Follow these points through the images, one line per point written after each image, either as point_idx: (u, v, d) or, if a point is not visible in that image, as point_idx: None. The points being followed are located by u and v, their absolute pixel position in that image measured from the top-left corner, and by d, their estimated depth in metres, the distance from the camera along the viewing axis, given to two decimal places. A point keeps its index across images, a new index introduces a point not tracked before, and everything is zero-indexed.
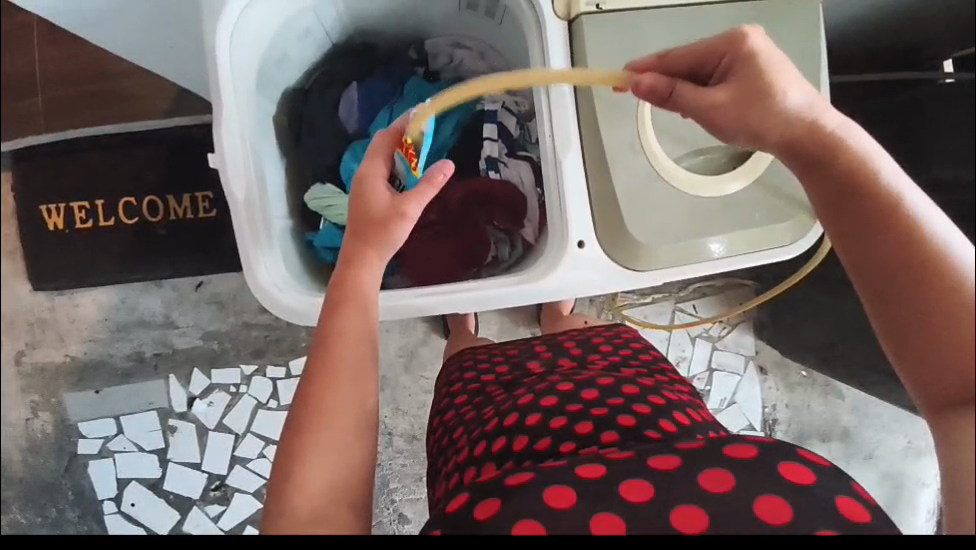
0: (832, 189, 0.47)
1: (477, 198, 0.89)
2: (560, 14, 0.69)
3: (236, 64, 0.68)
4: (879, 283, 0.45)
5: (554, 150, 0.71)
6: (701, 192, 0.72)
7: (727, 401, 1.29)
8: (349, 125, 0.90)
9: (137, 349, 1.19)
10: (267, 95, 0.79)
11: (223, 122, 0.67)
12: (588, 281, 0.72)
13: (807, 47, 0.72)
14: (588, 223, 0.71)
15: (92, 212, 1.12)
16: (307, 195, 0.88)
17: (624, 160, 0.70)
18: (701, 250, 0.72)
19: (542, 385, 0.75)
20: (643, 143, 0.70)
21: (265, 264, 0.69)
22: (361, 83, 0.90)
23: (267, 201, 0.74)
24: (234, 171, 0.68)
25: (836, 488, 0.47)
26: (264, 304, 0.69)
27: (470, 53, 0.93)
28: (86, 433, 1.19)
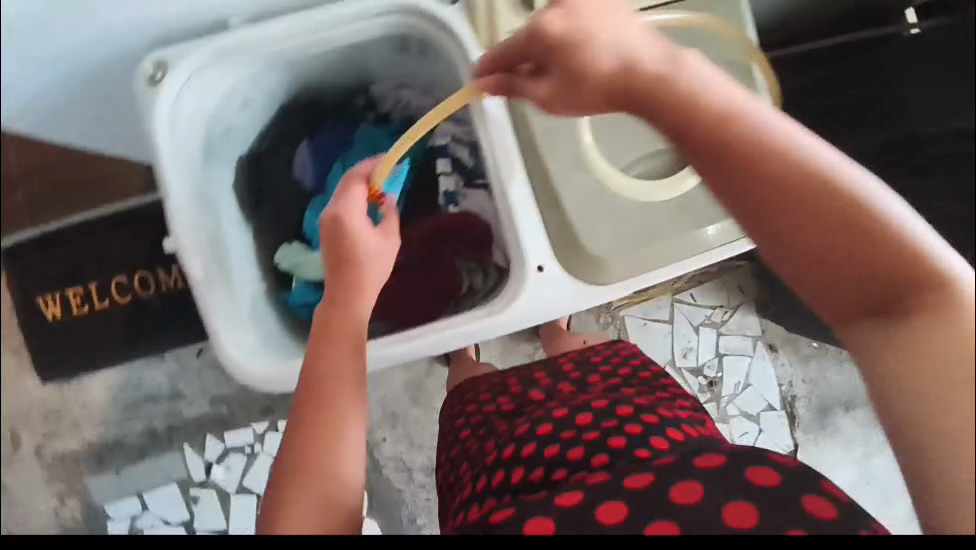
0: (713, 167, 0.41)
1: (440, 235, 0.90)
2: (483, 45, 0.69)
3: (178, 150, 0.70)
4: (794, 249, 0.40)
5: (501, 181, 0.71)
6: (653, 198, 0.72)
7: (742, 385, 1.27)
8: (306, 183, 0.89)
9: (149, 425, 1.20)
10: (219, 169, 0.80)
11: (172, 209, 0.68)
12: (552, 302, 0.72)
13: None
14: (545, 247, 0.71)
15: (87, 296, 1.14)
16: (277, 257, 0.89)
17: (569, 180, 0.71)
18: (666, 254, 0.72)
19: (539, 412, 0.74)
20: (585, 159, 0.71)
21: (232, 338, 0.71)
22: (311, 139, 0.89)
23: (229, 274, 0.76)
24: (189, 253, 0.69)
25: (807, 487, 0.45)
26: (236, 376, 0.70)
27: (415, 92, 0.92)
28: (113, 514, 1.19)
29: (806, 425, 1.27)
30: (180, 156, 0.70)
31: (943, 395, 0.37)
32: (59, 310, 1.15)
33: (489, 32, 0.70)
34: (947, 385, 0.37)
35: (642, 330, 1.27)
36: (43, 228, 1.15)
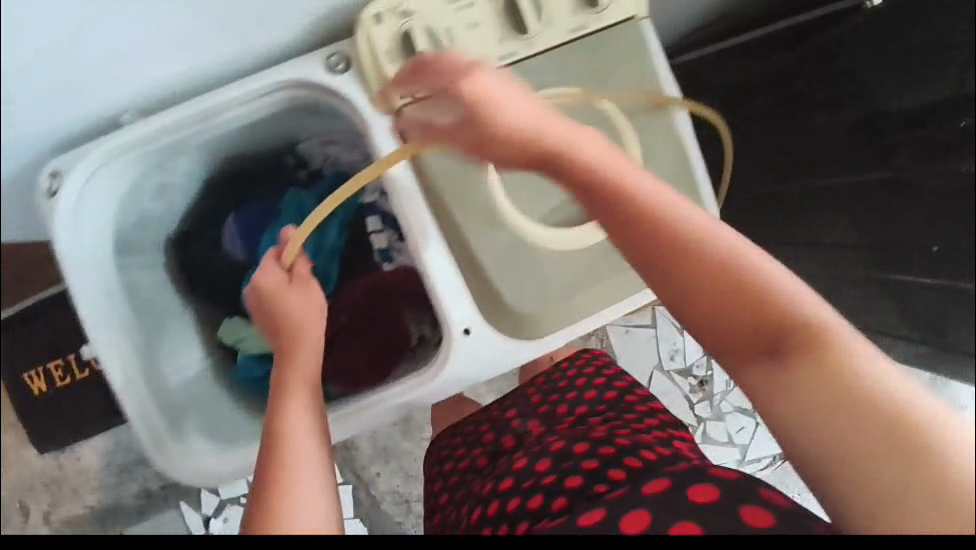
0: (605, 208, 0.45)
1: (380, 292, 0.89)
2: (379, 110, 0.66)
3: (83, 260, 0.71)
4: (690, 292, 0.43)
5: (415, 246, 0.68)
6: (578, 245, 0.69)
7: (733, 380, 1.19)
8: (238, 254, 0.87)
9: (144, 486, 1.18)
10: (139, 260, 0.80)
11: (85, 319, 0.71)
12: (482, 364, 0.70)
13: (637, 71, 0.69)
14: (470, 310, 0.68)
15: (68, 367, 0.98)
16: (221, 332, 0.87)
17: (486, 237, 0.68)
18: (594, 300, 0.70)
19: (504, 467, 0.70)
20: (500, 213, 0.69)
21: (159, 433, 0.74)
22: (237, 213, 0.88)
23: (159, 367, 0.78)
24: (108, 357, 0.73)
25: (732, 504, 0.40)
26: (165, 468, 0.74)
27: (341, 147, 0.88)
28: None
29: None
30: (88, 262, 0.72)
31: (845, 432, 0.37)
32: None
33: (381, 92, 0.66)
34: (851, 424, 0.37)
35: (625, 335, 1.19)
36: None
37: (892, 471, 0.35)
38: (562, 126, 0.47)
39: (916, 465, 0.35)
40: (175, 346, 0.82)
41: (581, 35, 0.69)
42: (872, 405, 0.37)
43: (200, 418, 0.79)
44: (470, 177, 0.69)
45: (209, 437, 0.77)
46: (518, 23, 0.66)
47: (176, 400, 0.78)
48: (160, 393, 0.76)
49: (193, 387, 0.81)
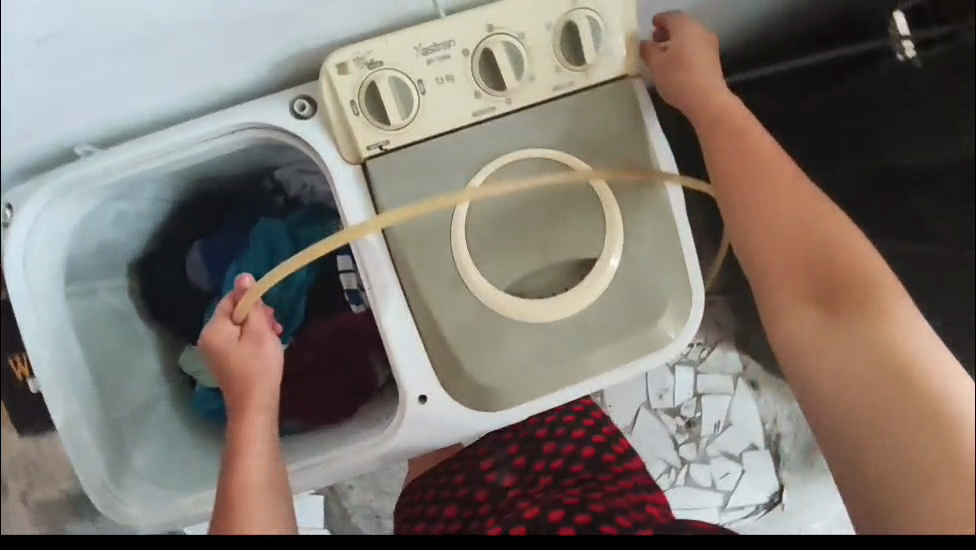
0: (731, 171, 0.58)
1: (348, 332, 0.86)
2: (348, 159, 0.63)
3: (37, 292, 0.69)
4: (764, 248, 0.55)
5: (375, 306, 0.65)
6: (550, 317, 0.65)
7: (722, 424, 1.12)
8: (203, 284, 0.86)
9: None
10: (98, 287, 0.78)
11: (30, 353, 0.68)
12: (439, 434, 0.67)
13: (625, 133, 0.65)
14: (427, 376, 0.65)
15: None
16: (181, 359, 0.85)
17: (450, 302, 0.65)
18: (563, 375, 0.66)
19: (478, 533, 0.65)
20: (466, 278, 0.64)
21: (103, 475, 0.69)
22: (205, 238, 0.87)
23: (108, 402, 0.75)
24: (51, 393, 0.69)
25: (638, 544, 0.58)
26: (108, 514, 0.69)
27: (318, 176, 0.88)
28: None
29: (794, 464, 1.11)
30: (42, 294, 0.70)
31: (861, 365, 0.48)
32: None
33: (348, 142, 0.63)
34: (864, 359, 0.48)
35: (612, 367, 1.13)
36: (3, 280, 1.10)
37: (902, 420, 0.46)
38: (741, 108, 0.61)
39: (917, 409, 0.46)
40: (128, 377, 0.78)
41: (564, 93, 0.64)
42: (904, 387, 0.47)
43: (149, 458, 0.75)
44: (436, 239, 0.64)
45: (156, 479, 0.72)
46: (494, 78, 0.62)
47: (123, 439, 0.74)
48: (107, 430, 0.72)
49: (143, 424, 0.77)
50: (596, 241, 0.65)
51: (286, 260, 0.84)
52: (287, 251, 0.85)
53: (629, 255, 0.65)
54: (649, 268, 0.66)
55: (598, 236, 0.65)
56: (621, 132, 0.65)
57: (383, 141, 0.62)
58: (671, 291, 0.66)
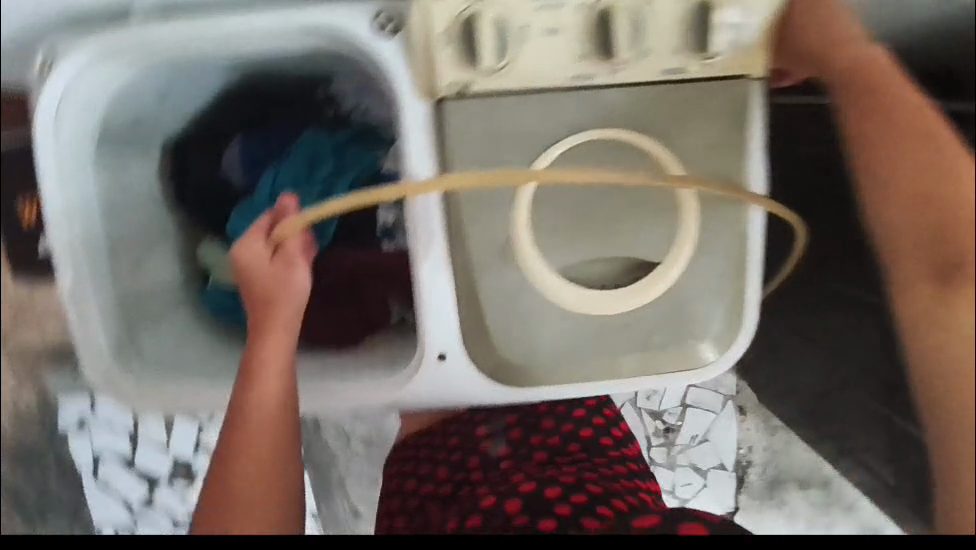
0: (866, 108, 0.55)
1: (374, 264, 0.82)
2: (420, 95, 0.57)
3: (63, 151, 0.64)
4: (894, 186, 0.53)
5: (415, 253, 0.61)
6: (593, 310, 0.61)
7: None
8: (235, 182, 0.82)
9: None
10: (125, 158, 0.74)
11: (48, 213, 0.65)
12: (447, 395, 0.65)
13: (728, 139, 0.59)
14: (452, 335, 0.62)
15: None
16: (199, 250, 0.82)
17: (494, 270, 0.61)
18: (588, 371, 0.63)
19: (472, 498, 0.68)
20: (518, 249, 0.60)
21: (110, 353, 0.68)
22: (245, 137, 0.82)
23: (121, 280, 0.72)
24: (63, 260, 0.66)
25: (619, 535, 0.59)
26: (110, 392, 0.69)
27: (376, 97, 0.81)
28: None
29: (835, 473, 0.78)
30: (68, 153, 0.65)
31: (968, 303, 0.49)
32: None
33: (426, 73, 0.57)
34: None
35: None
36: None
37: None
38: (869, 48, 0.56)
39: None
40: (144, 261, 0.75)
41: (677, 79, 0.57)
42: None
43: (156, 344, 0.73)
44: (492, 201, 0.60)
45: (156, 369, 0.71)
46: (605, 46, 0.55)
47: (133, 320, 0.72)
48: (116, 310, 0.70)
49: (153, 308, 0.75)
50: (661, 246, 0.61)
51: (324, 178, 0.79)
52: (328, 169, 0.80)
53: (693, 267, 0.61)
54: (707, 286, 0.62)
55: (665, 240, 0.61)
56: (720, 139, 0.59)
57: (464, 83, 0.56)
58: (721, 311, 0.63)
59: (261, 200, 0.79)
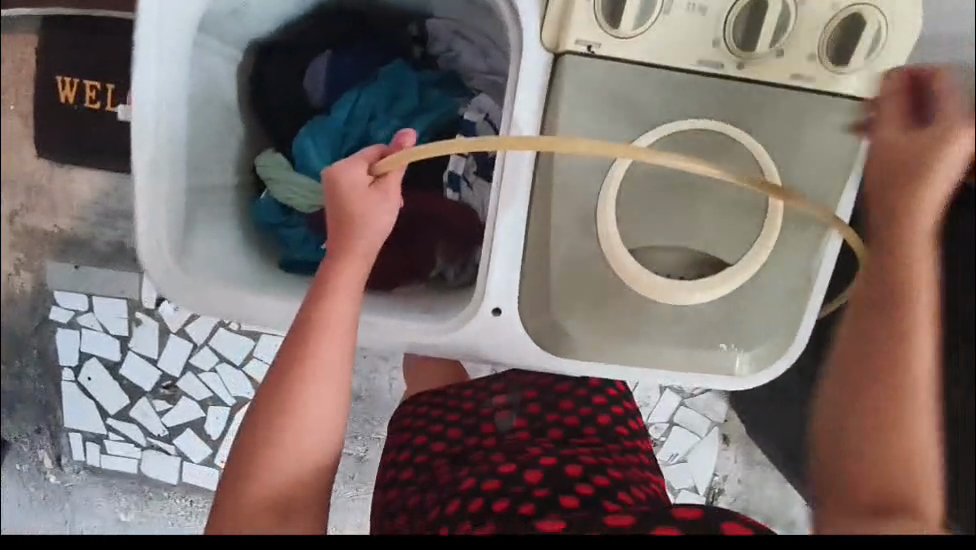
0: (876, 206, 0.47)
1: (428, 211, 0.82)
2: (546, 45, 0.58)
3: (168, 22, 0.62)
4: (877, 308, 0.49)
5: (496, 204, 0.61)
6: (660, 299, 0.62)
7: (677, 459, 1.30)
8: (313, 98, 0.81)
9: (121, 238, 1.22)
10: (217, 46, 0.72)
11: (137, 79, 0.61)
12: (492, 350, 0.65)
13: (841, 158, 0.59)
14: (512, 292, 0.63)
15: (102, 95, 1.15)
16: (257, 160, 0.81)
17: (571, 235, 0.61)
18: (639, 360, 0.63)
19: (488, 461, 0.68)
20: (601, 219, 0.61)
21: (165, 242, 0.65)
22: (333, 55, 0.80)
23: (188, 168, 0.69)
24: (142, 131, 0.63)
25: (654, 526, 0.53)
26: (149, 277, 0.66)
27: (470, 47, 0.81)
28: (60, 302, 1.23)
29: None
30: (171, 26, 0.63)
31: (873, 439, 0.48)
32: None
33: (557, 24, 0.57)
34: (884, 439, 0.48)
35: None
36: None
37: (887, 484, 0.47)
38: None
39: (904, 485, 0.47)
40: (210, 155, 0.74)
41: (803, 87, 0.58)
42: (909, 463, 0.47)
43: (202, 242, 0.71)
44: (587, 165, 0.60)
45: (206, 264, 0.69)
46: (747, 37, 0.57)
47: (189, 212, 0.70)
48: (181, 197, 0.67)
49: (203, 205, 0.73)
50: (738, 250, 0.61)
51: (403, 115, 0.78)
52: (408, 106, 0.79)
53: (761, 277, 0.62)
54: (769, 299, 0.62)
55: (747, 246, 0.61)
56: (830, 157, 0.59)
57: (595, 43, 0.57)
58: (778, 329, 0.63)
59: (335, 121, 0.78)
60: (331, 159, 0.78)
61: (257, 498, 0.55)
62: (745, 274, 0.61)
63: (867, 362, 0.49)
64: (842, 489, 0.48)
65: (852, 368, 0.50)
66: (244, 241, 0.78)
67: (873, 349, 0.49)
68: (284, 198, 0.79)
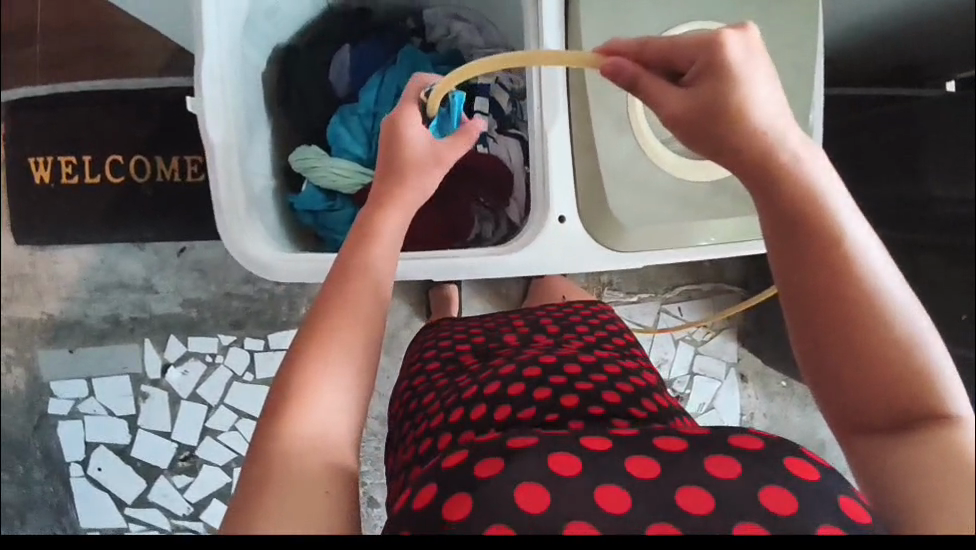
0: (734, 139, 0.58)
1: (465, 172, 0.93)
2: None
3: (220, 18, 0.75)
4: (799, 250, 0.57)
5: (542, 121, 0.80)
6: (688, 175, 0.79)
7: (706, 405, 1.58)
8: (339, 89, 0.94)
9: (115, 311, 1.49)
10: (254, 45, 0.85)
11: (203, 69, 0.73)
12: (564, 252, 0.80)
13: (779, 37, 0.89)
14: (571, 200, 0.80)
15: (78, 168, 1.42)
16: (291, 157, 0.91)
17: (609, 135, 0.78)
18: (684, 232, 0.80)
19: (522, 357, 0.85)
20: (631, 120, 0.78)
21: (241, 218, 0.77)
22: (353, 46, 0.94)
23: (245, 152, 0.81)
24: (211, 116, 0.75)
25: (712, 451, 0.61)
26: (230, 249, 0.76)
27: (466, 25, 0.95)
28: (57, 392, 1.49)
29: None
30: (220, 25, 0.75)
31: (858, 380, 0.55)
32: (52, 175, 1.42)
33: None
34: (870, 376, 0.55)
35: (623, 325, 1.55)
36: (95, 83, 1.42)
37: (884, 414, 0.55)
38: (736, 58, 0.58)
39: (894, 414, 0.55)
40: (256, 146, 0.85)
41: None
42: (903, 394, 0.54)
43: (263, 221, 0.82)
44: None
45: (267, 237, 0.80)
46: None
47: (251, 192, 0.81)
48: (240, 174, 0.78)
49: (258, 188, 0.84)
50: None
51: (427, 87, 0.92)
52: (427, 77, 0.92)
53: None
54: None
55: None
56: (788, 82, 0.88)
57: None
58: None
59: (364, 100, 0.90)
60: (365, 138, 0.89)
61: (289, 478, 0.53)
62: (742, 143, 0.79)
63: (828, 304, 0.56)
64: (853, 415, 0.56)
65: (814, 317, 0.56)
66: (288, 235, 0.88)
67: (826, 303, 0.56)
68: (326, 182, 0.88)
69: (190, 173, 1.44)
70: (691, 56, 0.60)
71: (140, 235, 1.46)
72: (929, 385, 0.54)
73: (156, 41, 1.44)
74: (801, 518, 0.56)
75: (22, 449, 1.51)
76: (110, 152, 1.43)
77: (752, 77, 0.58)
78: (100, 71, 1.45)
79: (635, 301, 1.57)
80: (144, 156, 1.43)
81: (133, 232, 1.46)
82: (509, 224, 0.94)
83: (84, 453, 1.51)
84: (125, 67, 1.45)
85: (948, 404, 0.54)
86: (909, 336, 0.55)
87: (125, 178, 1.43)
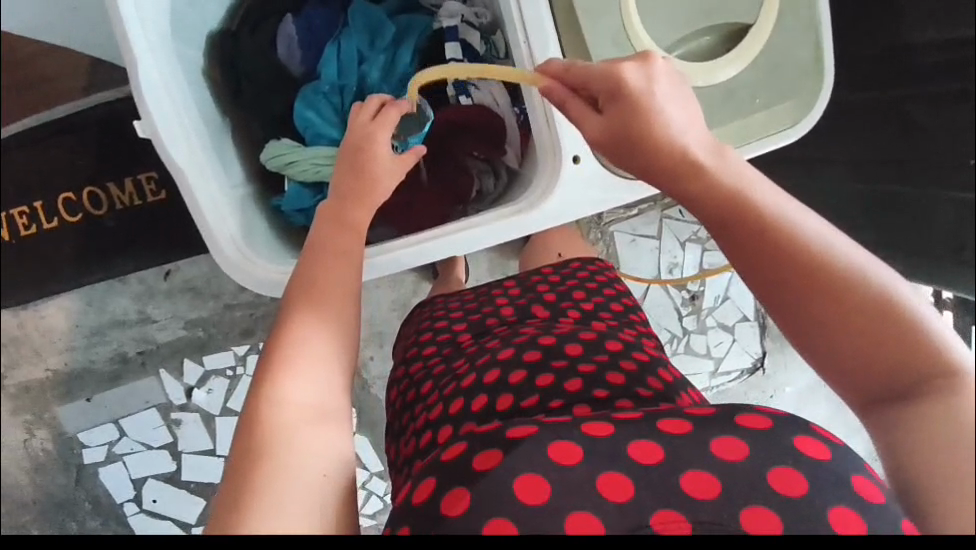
0: (654, 145, 0.58)
1: (455, 129, 0.90)
2: None
3: (142, 27, 0.70)
4: (743, 242, 0.55)
5: (532, 53, 0.79)
6: (696, 80, 0.81)
7: (722, 297, 1.55)
8: (295, 68, 0.92)
9: (119, 350, 1.41)
10: (185, 43, 0.81)
11: (142, 88, 0.69)
12: (586, 196, 0.79)
13: None
14: (580, 140, 0.77)
15: (33, 216, 1.33)
16: (264, 155, 0.88)
17: (608, 49, 0.81)
18: None
19: (520, 339, 0.73)
20: (629, 32, 0.81)
21: (221, 227, 0.73)
22: (297, 15, 0.91)
23: (209, 161, 0.77)
24: (166, 131, 0.71)
25: (716, 431, 0.52)
26: (218, 260, 0.73)
27: None
28: (89, 442, 1.43)
29: (776, 334, 1.56)
30: (139, 34, 0.69)
31: (842, 352, 0.51)
32: (10, 231, 1.33)
33: None
34: (855, 343, 0.50)
35: (632, 241, 1.53)
36: (22, 122, 1.31)
37: (883, 375, 0.50)
38: (637, 77, 0.61)
39: (899, 376, 0.50)
40: (222, 155, 0.82)
41: None
42: (895, 352, 0.50)
43: (250, 226, 0.80)
44: None
45: (251, 243, 0.77)
46: None
47: (227, 199, 0.77)
48: (207, 183, 0.74)
49: (235, 196, 0.80)
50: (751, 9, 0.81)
51: (391, 49, 0.89)
52: (390, 37, 0.90)
53: (764, 34, 0.81)
54: (781, 49, 0.82)
55: (753, 10, 0.81)
56: None
57: None
58: (797, 93, 0.83)
59: (325, 73, 0.88)
60: (337, 117, 0.88)
61: (287, 461, 0.49)
62: (757, 38, 0.82)
63: (783, 285, 0.53)
64: (853, 381, 0.51)
65: (787, 302, 0.53)
66: (278, 237, 0.84)
67: (784, 275, 0.53)
68: (310, 174, 0.85)
69: (149, 192, 1.33)
70: (597, 85, 0.63)
71: (114, 267, 1.36)
72: (925, 345, 0.49)
73: (68, 57, 1.29)
74: (815, 498, 0.48)
75: (70, 507, 1.45)
76: (59, 190, 1.32)
77: (662, 92, 0.60)
78: (21, 107, 1.32)
79: (636, 214, 1.53)
80: (94, 185, 1.32)
81: (108, 268, 1.36)
82: (508, 170, 0.91)
83: (134, 489, 1.45)
84: (43, 96, 1.31)
85: (944, 357, 0.49)
86: (884, 296, 0.50)
87: (82, 215, 1.33)
